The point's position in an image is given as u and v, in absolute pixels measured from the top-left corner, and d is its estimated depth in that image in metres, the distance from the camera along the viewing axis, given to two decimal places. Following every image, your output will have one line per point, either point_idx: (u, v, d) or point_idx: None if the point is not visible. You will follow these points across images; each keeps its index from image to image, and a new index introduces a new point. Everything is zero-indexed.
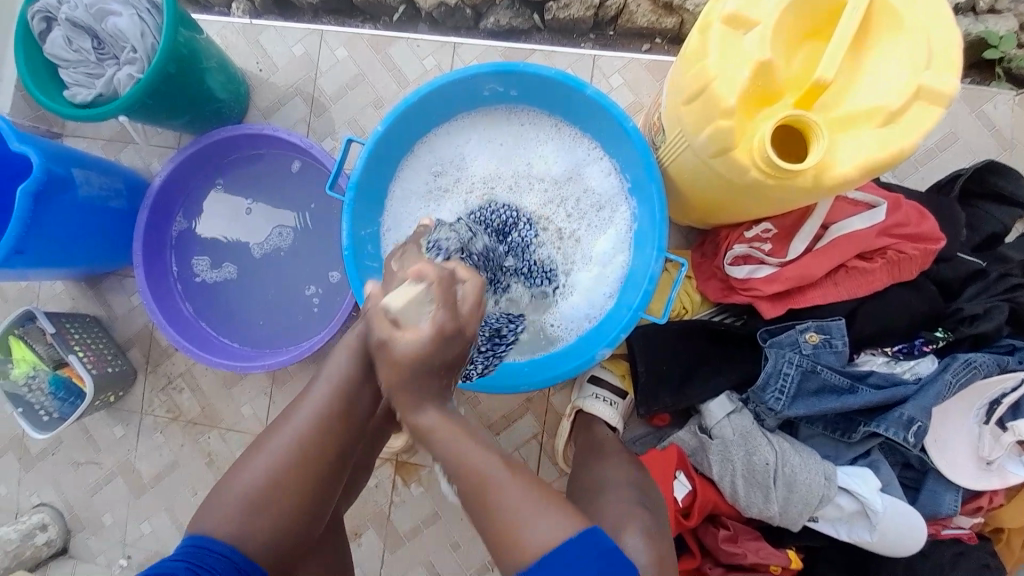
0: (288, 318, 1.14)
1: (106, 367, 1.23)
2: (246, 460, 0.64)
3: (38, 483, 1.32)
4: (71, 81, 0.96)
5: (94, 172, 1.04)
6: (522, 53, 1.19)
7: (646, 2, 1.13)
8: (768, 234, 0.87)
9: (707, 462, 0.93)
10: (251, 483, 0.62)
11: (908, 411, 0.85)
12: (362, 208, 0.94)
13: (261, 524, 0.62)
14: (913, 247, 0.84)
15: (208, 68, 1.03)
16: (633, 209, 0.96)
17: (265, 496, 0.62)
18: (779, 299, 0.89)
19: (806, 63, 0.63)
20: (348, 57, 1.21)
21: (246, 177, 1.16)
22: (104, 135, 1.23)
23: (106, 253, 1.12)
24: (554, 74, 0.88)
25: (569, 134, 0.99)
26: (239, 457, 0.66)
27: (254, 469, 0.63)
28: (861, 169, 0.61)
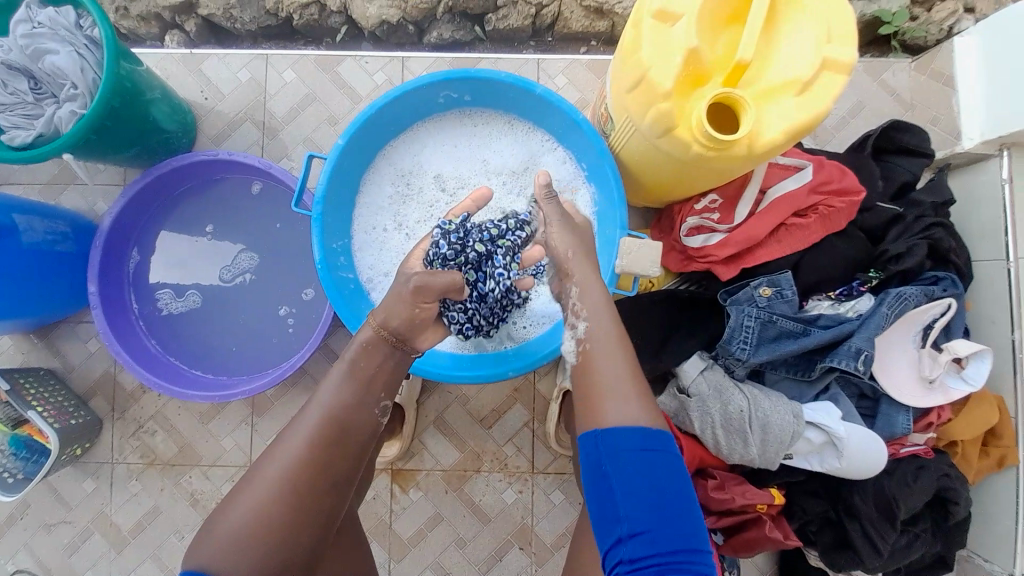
0: (262, 342, 1.13)
1: (70, 419, 1.16)
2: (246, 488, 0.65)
3: (5, 555, 1.23)
4: (8, 125, 0.92)
5: (36, 217, 1.00)
6: (469, 60, 1.24)
7: (578, 7, 1.22)
8: (715, 204, 0.96)
9: (689, 419, 1.00)
10: (259, 495, 0.64)
11: (855, 344, 0.94)
12: (332, 223, 0.96)
13: (272, 536, 0.62)
14: (840, 200, 0.94)
15: (152, 100, 1.01)
16: (592, 194, 1.02)
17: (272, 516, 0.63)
18: (732, 260, 0.97)
19: (729, 46, 0.70)
20: (297, 78, 1.22)
21: (204, 205, 1.14)
22: (42, 179, 1.17)
23: (58, 300, 1.07)
24: (504, 75, 0.93)
25: (524, 127, 1.04)
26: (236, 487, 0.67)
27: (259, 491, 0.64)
28: (786, 134, 0.69)
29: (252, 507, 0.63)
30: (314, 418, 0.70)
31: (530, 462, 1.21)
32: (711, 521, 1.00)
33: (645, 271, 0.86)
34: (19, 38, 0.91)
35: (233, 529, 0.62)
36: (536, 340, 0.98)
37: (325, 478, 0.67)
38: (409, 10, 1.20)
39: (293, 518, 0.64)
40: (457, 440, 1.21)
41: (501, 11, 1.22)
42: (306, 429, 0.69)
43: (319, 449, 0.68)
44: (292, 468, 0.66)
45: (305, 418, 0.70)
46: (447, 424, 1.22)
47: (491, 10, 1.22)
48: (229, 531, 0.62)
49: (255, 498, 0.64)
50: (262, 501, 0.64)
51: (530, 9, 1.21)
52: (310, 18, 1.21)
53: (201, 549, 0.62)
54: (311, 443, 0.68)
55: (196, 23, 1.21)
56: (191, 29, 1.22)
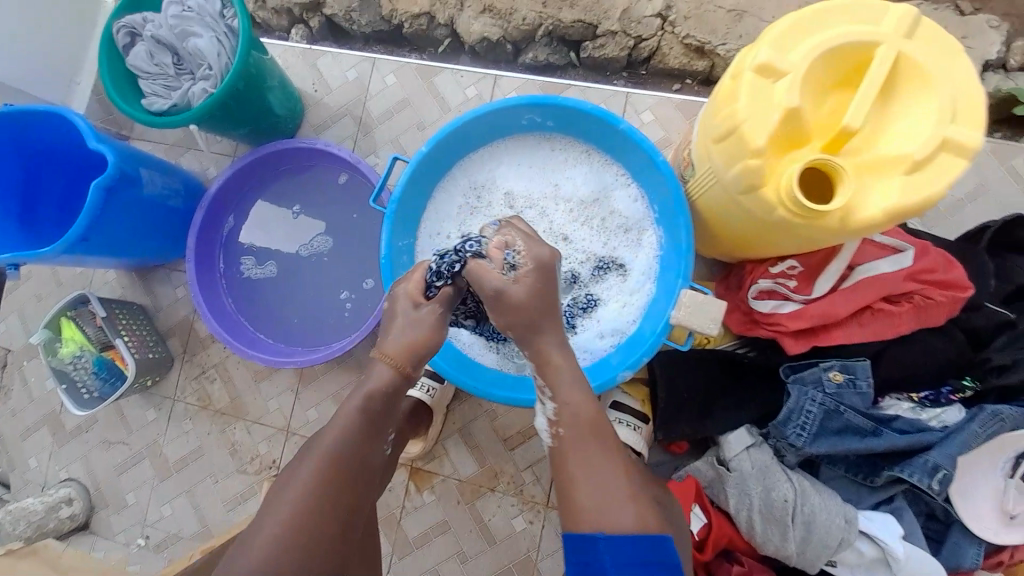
0: (320, 320, 1.20)
1: (148, 352, 1.30)
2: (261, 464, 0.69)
3: (67, 460, 1.39)
4: (149, 91, 1.06)
5: (157, 173, 1.13)
6: (559, 86, 1.27)
7: (680, 45, 1.20)
8: (794, 271, 0.89)
9: (723, 494, 0.93)
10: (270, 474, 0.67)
11: (933, 458, 0.84)
12: (402, 223, 0.99)
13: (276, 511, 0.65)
14: (941, 294, 0.84)
15: (271, 87, 1.12)
16: (659, 237, 0.99)
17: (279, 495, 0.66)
18: (803, 335, 0.89)
19: (834, 112, 0.66)
20: (397, 83, 1.29)
21: (295, 185, 1.23)
22: (168, 140, 1.33)
23: (159, 247, 1.21)
24: (590, 106, 0.93)
25: (601, 158, 1.03)
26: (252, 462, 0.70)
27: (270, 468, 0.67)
28: (886, 213, 0.64)
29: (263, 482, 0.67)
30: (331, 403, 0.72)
31: (546, 493, 1.19)
32: None
33: (703, 329, 0.82)
34: (171, 18, 1.04)
35: (281, 511, 0.67)
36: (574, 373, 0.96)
37: (358, 462, 0.73)
38: (510, 30, 1.24)
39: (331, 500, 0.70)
40: (478, 454, 1.21)
41: (599, 40, 1.22)
42: (346, 415, 0.75)
43: (355, 436, 0.74)
44: (333, 453, 0.72)
45: (346, 407, 0.75)
46: (472, 436, 1.22)
47: (589, 38, 1.23)
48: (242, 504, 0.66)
49: (301, 480, 0.69)
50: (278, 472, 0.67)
51: (629, 41, 1.20)
52: (418, 28, 1.28)
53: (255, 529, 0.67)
54: (349, 432, 0.74)
55: (320, 20, 1.32)
56: (314, 25, 1.32)
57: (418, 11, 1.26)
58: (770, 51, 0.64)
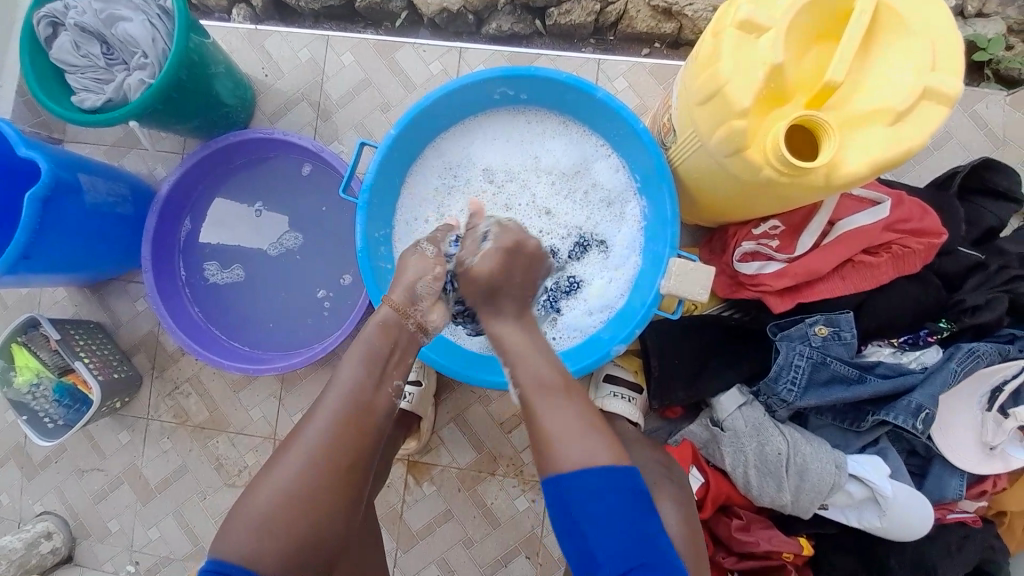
0: (297, 321, 1.14)
1: (112, 373, 1.22)
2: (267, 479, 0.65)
3: (40, 492, 1.31)
4: (78, 87, 0.95)
5: (100, 179, 1.04)
6: (528, 57, 1.22)
7: (645, 7, 1.20)
8: (776, 230, 0.89)
9: (719, 452, 0.95)
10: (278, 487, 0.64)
11: (916, 399, 0.88)
12: (376, 211, 0.95)
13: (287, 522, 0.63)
14: (917, 242, 0.87)
15: (216, 74, 1.03)
16: (643, 207, 0.98)
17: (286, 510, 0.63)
18: (788, 292, 0.91)
19: (816, 66, 0.65)
20: (354, 62, 1.24)
21: (255, 180, 1.16)
22: (107, 141, 1.22)
23: (111, 259, 1.12)
24: (564, 76, 0.89)
25: (578, 130, 1.00)
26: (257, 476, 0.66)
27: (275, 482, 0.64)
28: (870, 167, 0.64)
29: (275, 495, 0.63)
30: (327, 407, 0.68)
31: None
32: (730, 562, 0.95)
33: (693, 295, 0.81)
34: (96, 3, 0.94)
35: (260, 507, 0.63)
36: (566, 352, 0.95)
37: (349, 457, 0.66)
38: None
39: (318, 496, 0.64)
40: (475, 441, 1.20)
41: (564, 6, 1.20)
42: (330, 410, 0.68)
43: (341, 429, 0.66)
44: (314, 449, 0.65)
45: (325, 403, 0.68)
46: (467, 423, 1.21)
47: (554, 5, 1.21)
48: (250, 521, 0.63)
49: (281, 477, 0.64)
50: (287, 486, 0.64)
51: (594, 5, 1.20)
52: (371, 1, 1.23)
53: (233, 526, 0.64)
54: (336, 424, 0.67)
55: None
56: (257, 4, 1.25)
57: None
58: (751, 7, 0.63)
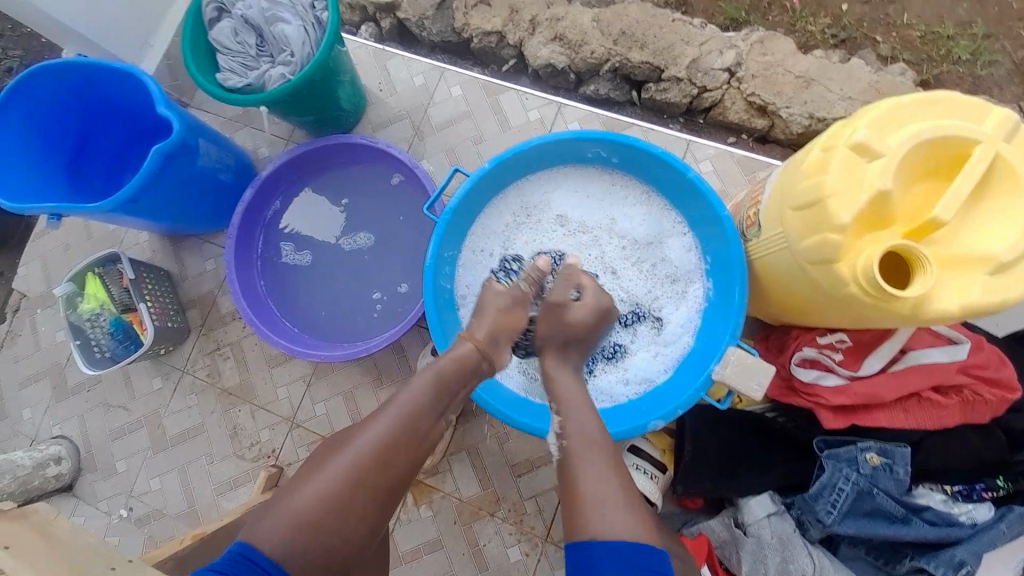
0: (349, 316, 1.19)
1: (168, 321, 1.29)
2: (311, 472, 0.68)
3: (62, 417, 1.37)
4: (226, 67, 1.07)
5: (214, 147, 1.13)
6: (620, 123, 1.31)
7: (742, 101, 1.25)
8: (842, 345, 0.88)
9: (736, 559, 0.91)
10: (321, 478, 0.67)
11: (960, 554, 0.83)
12: (451, 233, 0.99)
13: (322, 515, 0.64)
14: (989, 392, 0.85)
15: (342, 81, 1.13)
16: (706, 291, 0.98)
17: (323, 502, 0.65)
18: (842, 411, 0.88)
19: (920, 201, 0.66)
20: (462, 95, 1.33)
21: (346, 178, 1.24)
22: (227, 114, 1.35)
23: (201, 218, 1.20)
24: (660, 150, 0.93)
25: (659, 201, 1.03)
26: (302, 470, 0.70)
27: (317, 477, 0.67)
28: (961, 309, 0.64)
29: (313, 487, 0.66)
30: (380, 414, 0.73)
31: (546, 527, 1.16)
32: None
33: (746, 390, 0.79)
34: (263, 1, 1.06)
35: (292, 506, 0.65)
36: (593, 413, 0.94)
37: (385, 478, 0.69)
38: (577, 61, 1.28)
39: (347, 506, 0.66)
40: (483, 476, 1.19)
41: (663, 83, 1.26)
42: (379, 427, 0.71)
43: (382, 448, 0.69)
44: (353, 461, 0.68)
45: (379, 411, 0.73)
46: (480, 457, 1.20)
47: (654, 81, 1.28)
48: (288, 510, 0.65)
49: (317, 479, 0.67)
50: (331, 480, 0.67)
51: (693, 90, 1.25)
52: (487, 45, 1.31)
53: (262, 521, 0.66)
54: (381, 441, 0.70)
55: (391, 22, 1.35)
56: (384, 26, 1.36)
57: (490, 29, 1.30)
58: (869, 130, 0.65)
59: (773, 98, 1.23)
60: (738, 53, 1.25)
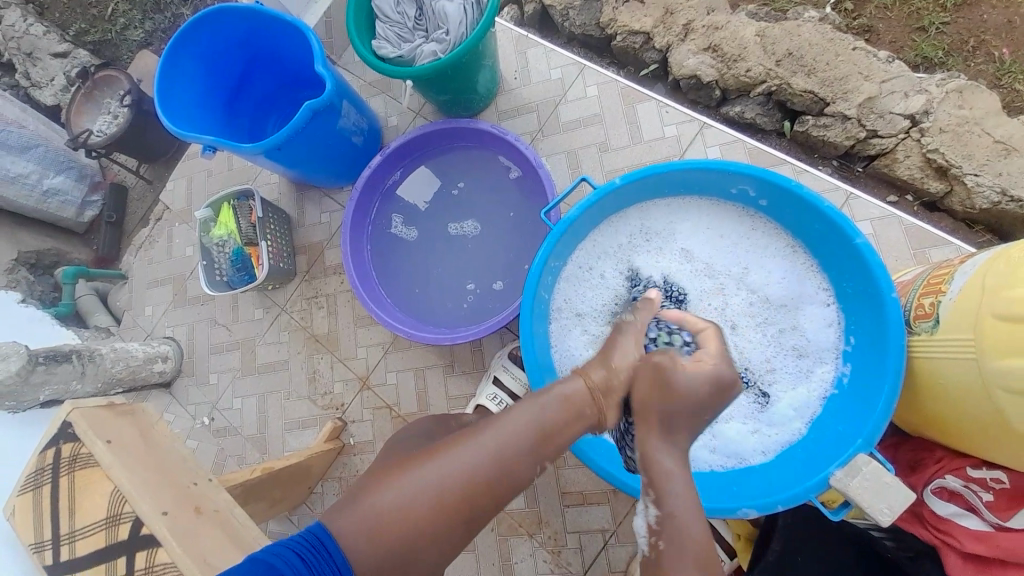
0: (441, 299, 1.19)
1: (279, 262, 1.37)
2: (395, 484, 0.58)
3: (176, 322, 1.52)
4: (382, 35, 1.08)
5: (354, 109, 1.16)
6: (764, 157, 1.17)
7: (918, 156, 1.07)
8: (998, 485, 0.70)
9: None
10: (403, 499, 0.57)
11: None
12: (564, 243, 0.94)
13: (395, 546, 0.56)
14: None
15: (485, 65, 1.12)
16: (837, 376, 0.86)
17: (399, 530, 0.56)
18: (976, 561, 0.72)
19: None
20: (597, 96, 1.26)
21: (468, 162, 1.23)
22: (368, 78, 1.39)
23: (328, 175, 1.26)
24: (827, 205, 0.81)
25: (804, 261, 0.91)
26: (386, 475, 0.60)
27: (398, 498, 0.57)
28: None
29: (393, 507, 0.57)
30: (486, 442, 0.60)
31: (584, 566, 1.10)
32: None
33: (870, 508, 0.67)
34: None
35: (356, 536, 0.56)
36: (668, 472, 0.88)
37: (468, 514, 0.58)
38: (727, 78, 1.16)
39: (425, 537, 0.56)
40: (531, 493, 1.15)
41: (824, 119, 1.11)
42: (472, 467, 0.58)
43: (473, 480, 0.58)
44: (438, 488, 0.57)
45: (486, 436, 0.60)
46: (533, 473, 1.16)
47: (814, 115, 1.13)
48: (360, 523, 0.56)
49: (398, 492, 0.57)
50: (414, 507, 0.57)
51: (860, 132, 1.09)
52: (630, 46, 1.24)
53: (333, 515, 0.58)
54: (471, 476, 0.58)
55: (534, 7, 1.32)
56: (527, 10, 1.33)
57: (638, 28, 1.22)
58: None
59: (959, 161, 1.04)
60: (929, 99, 1.06)
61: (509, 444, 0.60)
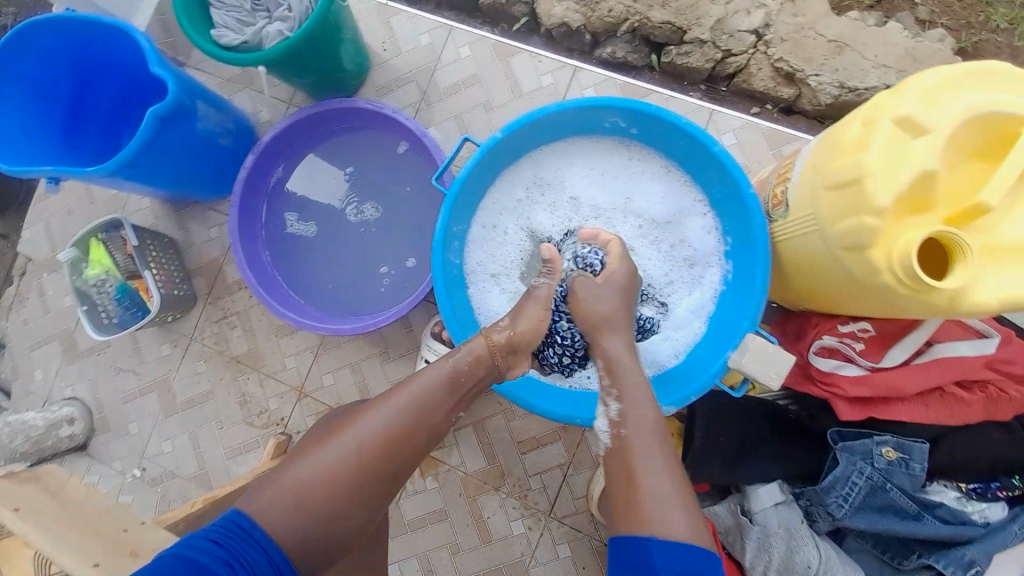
0: (355, 289, 1.16)
1: (173, 289, 1.27)
2: (317, 446, 0.68)
3: (74, 379, 1.38)
4: (220, 23, 1.00)
5: (214, 109, 1.08)
6: (637, 89, 1.23)
7: (768, 67, 1.16)
8: (865, 334, 0.83)
9: (742, 545, 0.91)
10: (326, 456, 0.67)
11: (970, 553, 0.82)
12: (460, 206, 0.94)
13: (323, 496, 0.64)
14: (1016, 389, 0.81)
15: (344, 39, 1.07)
16: (724, 275, 0.94)
17: (324, 483, 0.65)
18: (860, 403, 0.84)
19: (968, 183, 0.61)
20: (470, 56, 1.25)
21: (351, 145, 1.19)
22: (226, 75, 1.29)
23: (203, 185, 1.17)
24: (686, 122, 0.87)
25: (680, 178, 0.98)
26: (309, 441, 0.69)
27: (320, 456, 0.66)
28: (1004, 303, 0.60)
29: (317, 465, 0.66)
30: (397, 398, 0.71)
31: (550, 504, 1.17)
32: None
33: (763, 378, 0.77)
34: None
35: (302, 478, 0.65)
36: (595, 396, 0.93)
37: (387, 460, 0.68)
38: (593, 20, 1.19)
39: (350, 486, 0.66)
40: (488, 452, 1.19)
41: (684, 47, 1.18)
42: (387, 402, 0.70)
43: (389, 431, 0.69)
44: (357, 440, 0.67)
45: (397, 392, 0.72)
46: (486, 433, 1.19)
47: (675, 44, 1.19)
48: (288, 484, 0.65)
49: (321, 451, 0.67)
50: (336, 460, 0.66)
51: (716, 54, 1.16)
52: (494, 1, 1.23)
53: (263, 487, 0.66)
54: (387, 427, 0.69)
55: None
56: None
57: None
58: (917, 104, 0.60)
59: (802, 65, 1.14)
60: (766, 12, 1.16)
61: (414, 396, 0.71)
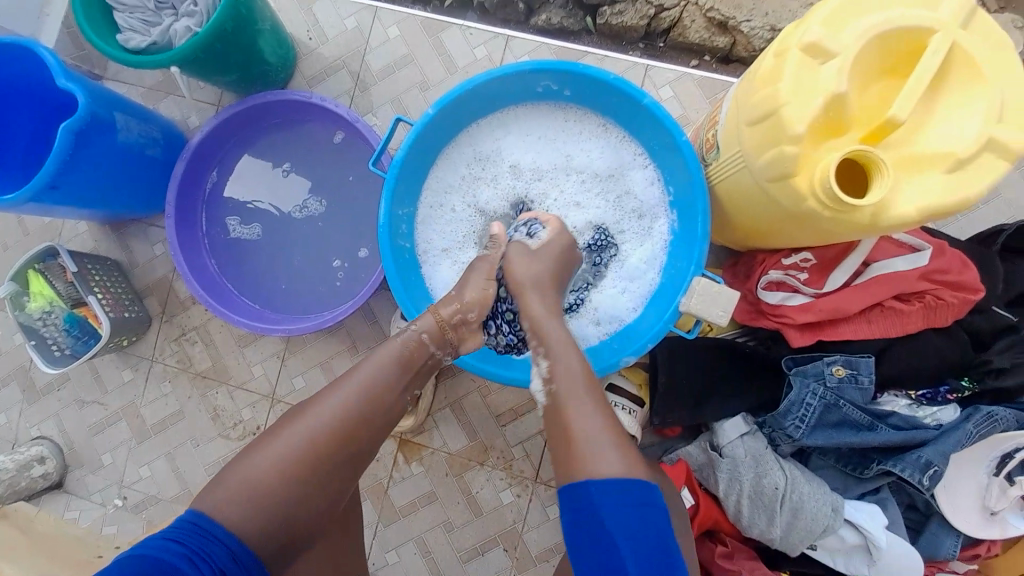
0: (310, 286, 1.15)
1: (123, 312, 1.23)
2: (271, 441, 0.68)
3: (37, 418, 1.33)
4: (124, 26, 0.95)
5: (134, 119, 1.03)
6: (572, 52, 1.22)
7: (700, 17, 1.16)
8: (806, 264, 0.87)
9: (714, 478, 0.94)
10: (282, 449, 0.67)
11: (926, 455, 0.87)
12: (403, 189, 0.93)
13: (280, 489, 0.65)
14: (952, 295, 0.85)
15: (262, 31, 1.02)
16: (671, 224, 0.96)
17: (279, 475, 0.65)
18: (810, 329, 0.88)
19: (878, 101, 0.63)
20: (400, 36, 1.22)
21: (286, 140, 1.15)
22: (146, 83, 1.23)
23: (136, 200, 1.12)
24: (613, 77, 0.87)
25: (618, 134, 0.98)
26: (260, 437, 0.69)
27: (275, 449, 0.67)
28: (921, 212, 0.62)
29: (272, 459, 0.66)
30: (351, 387, 0.72)
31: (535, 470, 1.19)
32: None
33: (712, 317, 0.79)
34: None
35: (253, 470, 0.65)
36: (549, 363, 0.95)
37: (342, 449, 0.69)
38: None
39: (305, 477, 0.67)
40: (468, 430, 1.20)
41: (617, 6, 1.17)
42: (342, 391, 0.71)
43: (343, 419, 0.70)
44: (313, 431, 0.68)
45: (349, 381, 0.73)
46: (464, 411, 1.20)
47: (608, 4, 1.18)
48: (242, 481, 0.64)
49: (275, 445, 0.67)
50: (291, 451, 0.66)
51: (649, 9, 1.16)
52: None
53: (215, 488, 0.65)
54: (341, 416, 0.70)
55: None
56: None
57: None
58: (822, 29, 0.61)
59: (733, 12, 1.14)
60: None
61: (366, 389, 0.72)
